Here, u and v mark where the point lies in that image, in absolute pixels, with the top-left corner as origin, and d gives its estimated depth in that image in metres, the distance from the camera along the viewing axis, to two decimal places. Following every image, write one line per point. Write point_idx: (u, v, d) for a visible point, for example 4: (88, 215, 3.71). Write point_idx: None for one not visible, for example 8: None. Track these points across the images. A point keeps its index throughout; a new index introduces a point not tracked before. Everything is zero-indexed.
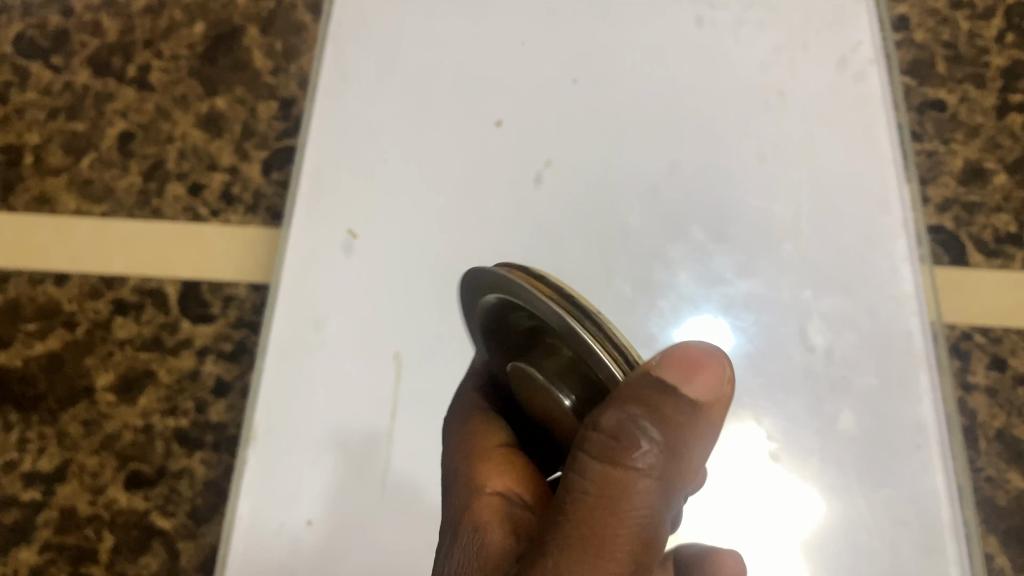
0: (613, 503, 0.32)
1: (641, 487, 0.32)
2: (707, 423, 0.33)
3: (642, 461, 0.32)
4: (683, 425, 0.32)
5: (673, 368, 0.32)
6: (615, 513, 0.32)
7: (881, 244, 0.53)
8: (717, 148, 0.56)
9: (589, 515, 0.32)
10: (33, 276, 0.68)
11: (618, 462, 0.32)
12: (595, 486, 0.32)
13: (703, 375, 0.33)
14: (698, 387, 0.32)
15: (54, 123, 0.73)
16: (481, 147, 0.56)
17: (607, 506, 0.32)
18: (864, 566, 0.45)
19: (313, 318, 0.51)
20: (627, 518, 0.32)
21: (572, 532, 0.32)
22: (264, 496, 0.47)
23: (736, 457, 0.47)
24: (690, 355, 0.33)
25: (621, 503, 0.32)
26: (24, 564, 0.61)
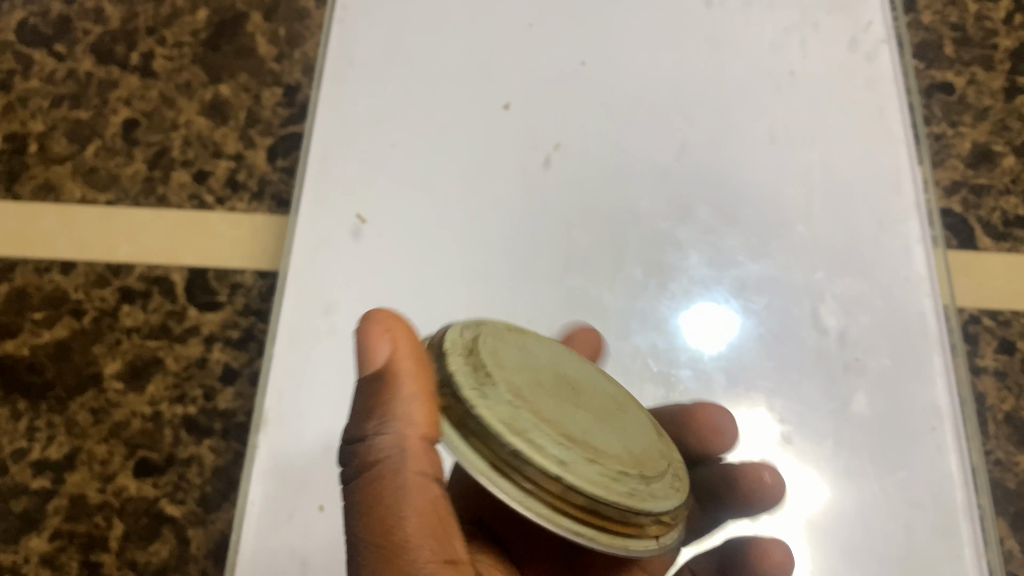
0: (365, 503, 0.33)
1: (393, 470, 0.33)
2: (410, 377, 0.33)
3: (386, 447, 0.33)
4: (400, 407, 0.33)
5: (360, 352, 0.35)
6: (389, 505, 0.33)
7: (893, 225, 0.52)
8: (727, 131, 0.55)
9: (365, 525, 0.33)
10: (39, 264, 0.68)
11: (360, 469, 0.34)
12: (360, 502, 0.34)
13: (377, 351, 0.34)
14: (369, 363, 0.34)
15: (58, 112, 0.73)
16: (490, 131, 0.55)
17: (371, 509, 0.33)
18: (880, 550, 0.44)
19: (322, 304, 0.50)
20: (390, 509, 0.33)
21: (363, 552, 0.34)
22: (276, 483, 0.46)
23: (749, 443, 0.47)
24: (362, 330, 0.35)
25: (379, 499, 0.33)
26: (34, 552, 0.61)
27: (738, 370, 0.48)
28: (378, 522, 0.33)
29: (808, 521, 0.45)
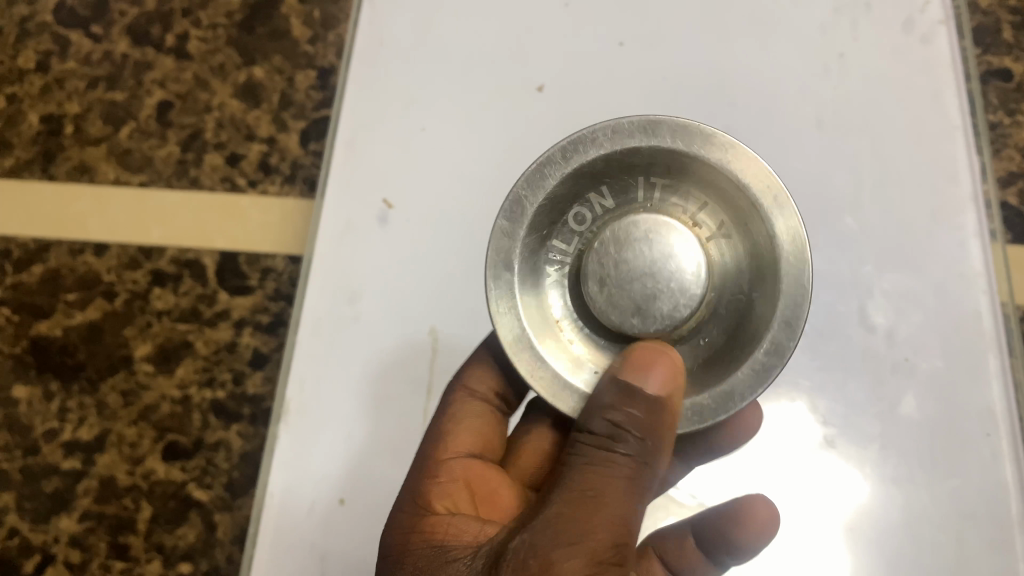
0: (603, 470, 0.38)
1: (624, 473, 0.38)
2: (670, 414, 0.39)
3: (615, 464, 0.38)
4: (651, 417, 0.38)
5: (630, 373, 0.38)
6: (595, 496, 0.38)
7: (948, 218, 0.49)
8: (771, 116, 0.53)
9: (568, 505, 0.37)
10: (72, 246, 0.67)
11: (597, 430, 0.39)
12: (587, 457, 0.39)
13: (660, 376, 0.38)
14: (651, 385, 0.38)
15: (93, 93, 0.72)
16: (523, 114, 0.53)
17: (597, 473, 0.38)
18: (925, 561, 0.43)
19: (346, 290, 0.49)
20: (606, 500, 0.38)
21: (565, 515, 0.37)
22: (296, 474, 0.45)
23: (788, 442, 0.46)
24: (644, 358, 0.38)
25: (600, 492, 0.38)
26: (65, 532, 0.61)
27: None
28: (571, 517, 0.37)
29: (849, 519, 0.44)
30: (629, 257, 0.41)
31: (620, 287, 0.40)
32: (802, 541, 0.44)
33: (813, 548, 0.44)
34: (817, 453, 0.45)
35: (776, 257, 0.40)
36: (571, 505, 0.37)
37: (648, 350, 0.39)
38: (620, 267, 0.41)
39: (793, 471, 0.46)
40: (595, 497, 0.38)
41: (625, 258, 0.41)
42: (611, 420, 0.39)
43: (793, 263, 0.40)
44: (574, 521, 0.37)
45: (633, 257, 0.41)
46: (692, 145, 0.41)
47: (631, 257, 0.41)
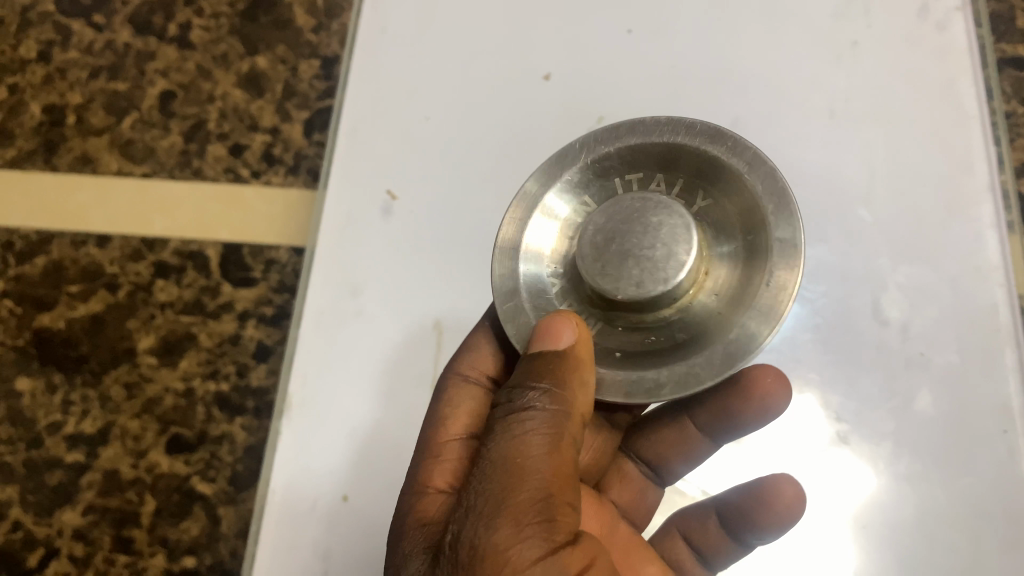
0: (520, 435, 0.36)
1: (544, 432, 0.36)
2: (585, 370, 0.37)
3: (530, 423, 0.36)
4: (558, 376, 0.36)
5: (540, 342, 0.37)
6: (515, 460, 0.35)
7: (965, 209, 0.48)
8: (782, 104, 0.52)
9: (486, 476, 0.35)
10: (75, 237, 0.67)
11: (510, 402, 0.37)
12: (504, 430, 0.37)
13: (559, 338, 0.36)
14: (551, 347, 0.36)
15: (96, 83, 0.72)
16: (530, 103, 0.52)
17: (513, 440, 0.36)
18: (941, 561, 0.42)
19: (349, 284, 0.48)
20: (529, 463, 0.35)
21: (484, 488, 0.35)
22: (298, 471, 0.45)
23: (798, 438, 0.46)
24: (546, 327, 0.37)
25: (522, 457, 0.35)
26: (68, 525, 0.61)
27: (790, 362, 0.47)
28: (492, 488, 0.35)
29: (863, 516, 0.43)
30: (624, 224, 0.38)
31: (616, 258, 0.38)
32: (809, 535, 0.44)
33: (819, 542, 0.43)
34: (827, 450, 0.45)
35: (766, 204, 0.38)
36: (489, 477, 0.35)
37: (555, 320, 0.37)
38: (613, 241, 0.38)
39: (802, 466, 0.45)
40: (515, 461, 0.35)
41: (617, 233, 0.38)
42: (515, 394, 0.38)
43: (781, 194, 0.37)
44: (497, 492, 0.35)
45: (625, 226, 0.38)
46: (657, 132, 0.41)
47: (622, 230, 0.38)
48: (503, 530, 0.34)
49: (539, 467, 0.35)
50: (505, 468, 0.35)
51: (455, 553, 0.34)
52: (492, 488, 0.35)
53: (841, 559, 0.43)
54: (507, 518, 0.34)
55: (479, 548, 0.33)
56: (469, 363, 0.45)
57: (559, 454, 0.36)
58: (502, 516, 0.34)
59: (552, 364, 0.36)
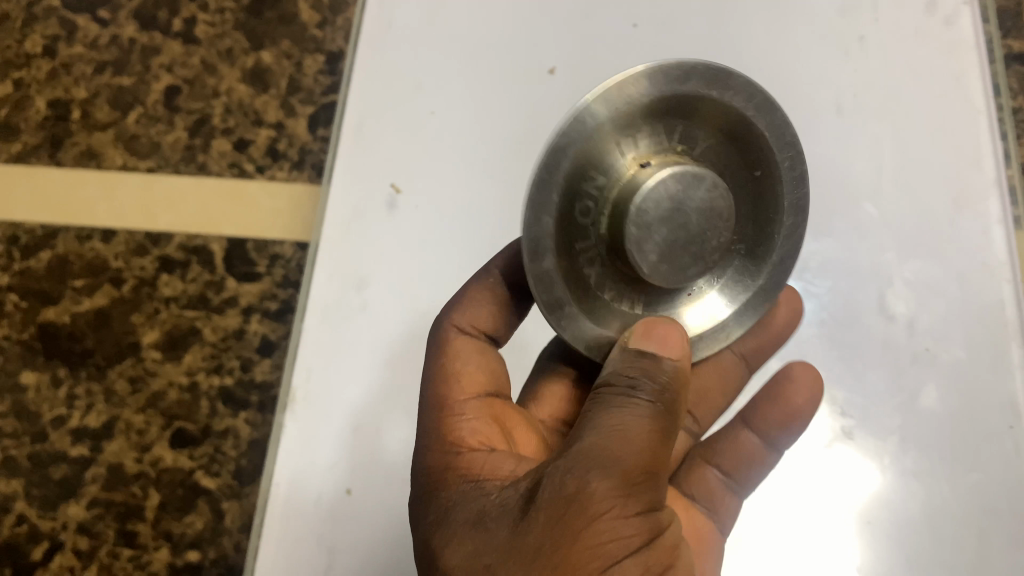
0: (628, 410, 0.37)
1: (654, 416, 0.37)
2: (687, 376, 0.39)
3: (638, 407, 0.37)
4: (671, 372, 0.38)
5: (649, 341, 0.39)
6: (624, 429, 0.36)
7: (972, 205, 0.48)
8: (789, 99, 0.51)
9: (597, 437, 0.36)
10: (80, 232, 0.67)
11: (620, 377, 0.38)
12: (612, 401, 0.37)
13: (672, 336, 0.39)
14: (670, 343, 0.39)
15: (100, 78, 0.71)
16: (536, 97, 0.52)
17: (621, 412, 0.37)
18: (948, 558, 0.42)
19: (354, 277, 0.48)
20: (638, 438, 0.36)
21: (591, 445, 0.35)
22: (302, 465, 0.44)
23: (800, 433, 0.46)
24: (648, 328, 0.39)
25: (631, 431, 0.36)
26: (73, 519, 0.61)
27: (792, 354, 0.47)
28: (601, 449, 0.35)
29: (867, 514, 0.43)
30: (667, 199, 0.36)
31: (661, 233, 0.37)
32: (813, 528, 0.43)
33: (823, 534, 0.43)
34: (829, 446, 0.45)
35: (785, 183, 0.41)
36: (599, 439, 0.36)
37: (646, 322, 0.40)
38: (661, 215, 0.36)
39: (804, 461, 0.45)
40: (626, 432, 0.36)
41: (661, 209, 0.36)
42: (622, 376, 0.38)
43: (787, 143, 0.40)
44: (607, 453, 0.35)
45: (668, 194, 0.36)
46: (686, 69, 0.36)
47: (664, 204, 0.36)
48: (609, 489, 0.34)
49: (645, 443, 0.36)
50: (617, 437, 0.36)
51: (549, 500, 0.34)
52: (602, 449, 0.35)
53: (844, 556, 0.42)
54: (613, 477, 0.34)
55: (581, 498, 0.33)
56: (459, 316, 0.45)
57: (663, 442, 0.37)
58: (610, 475, 0.34)
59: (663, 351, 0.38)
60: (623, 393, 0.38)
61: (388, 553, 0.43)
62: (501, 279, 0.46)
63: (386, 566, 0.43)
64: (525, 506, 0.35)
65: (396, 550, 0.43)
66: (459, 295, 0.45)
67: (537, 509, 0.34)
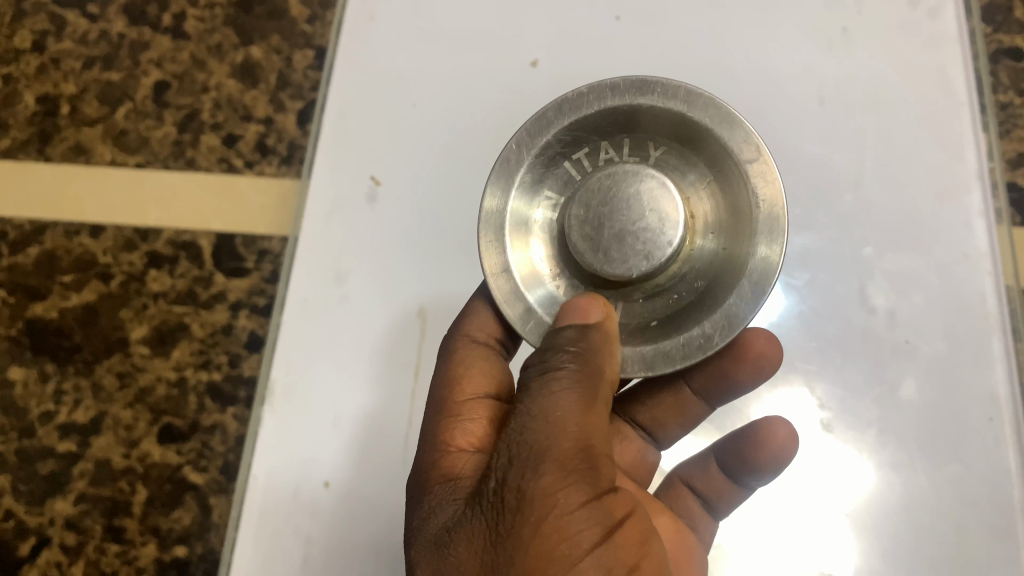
0: (550, 392, 0.38)
1: (578, 390, 0.38)
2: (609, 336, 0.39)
3: (561, 383, 0.38)
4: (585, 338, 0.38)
5: (568, 316, 0.39)
6: (548, 414, 0.37)
7: (954, 197, 0.48)
8: (775, 92, 0.51)
9: (525, 428, 0.37)
10: (68, 227, 0.66)
11: (536, 361, 0.39)
12: (536, 386, 0.38)
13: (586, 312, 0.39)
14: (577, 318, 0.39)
15: (90, 74, 0.71)
16: (519, 90, 0.52)
17: (545, 395, 0.38)
18: (927, 551, 0.42)
19: (333, 270, 0.48)
20: (563, 421, 0.37)
21: (520, 441, 0.37)
22: (281, 457, 0.45)
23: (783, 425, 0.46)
24: (572, 305, 0.39)
25: (556, 414, 0.37)
26: (60, 515, 0.61)
27: None
28: (529, 442, 0.36)
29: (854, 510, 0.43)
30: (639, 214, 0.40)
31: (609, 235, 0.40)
32: (797, 521, 0.43)
33: (807, 527, 0.43)
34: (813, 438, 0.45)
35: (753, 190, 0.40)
36: (527, 431, 0.37)
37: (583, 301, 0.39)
38: (614, 222, 0.40)
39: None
40: (551, 417, 0.37)
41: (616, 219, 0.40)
42: (541, 359, 0.39)
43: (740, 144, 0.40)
44: (533, 447, 0.36)
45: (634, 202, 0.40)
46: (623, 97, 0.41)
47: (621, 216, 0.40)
48: (539, 482, 0.35)
49: (571, 423, 0.37)
50: (542, 425, 0.37)
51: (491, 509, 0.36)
52: (529, 444, 0.36)
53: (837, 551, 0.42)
54: (541, 470, 0.35)
55: (517, 498, 0.35)
56: (469, 325, 0.45)
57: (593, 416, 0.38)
58: (539, 468, 0.35)
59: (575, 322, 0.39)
60: (546, 374, 0.38)
61: (365, 546, 0.43)
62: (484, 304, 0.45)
63: (364, 557, 0.43)
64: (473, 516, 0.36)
65: (375, 542, 0.43)
66: (466, 306, 0.46)
67: (492, 507, 0.36)
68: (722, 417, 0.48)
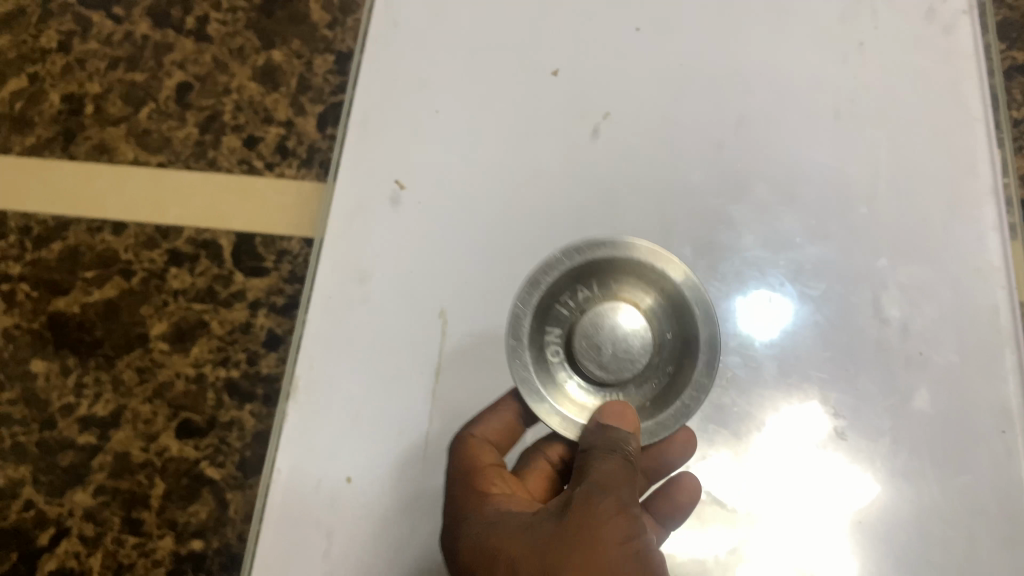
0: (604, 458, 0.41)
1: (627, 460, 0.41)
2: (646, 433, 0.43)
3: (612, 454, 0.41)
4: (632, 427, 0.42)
5: (608, 412, 0.43)
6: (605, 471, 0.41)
7: (968, 212, 0.49)
8: (787, 103, 0.52)
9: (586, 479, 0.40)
10: (91, 224, 0.68)
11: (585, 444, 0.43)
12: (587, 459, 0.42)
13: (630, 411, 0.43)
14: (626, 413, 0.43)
15: (114, 74, 0.73)
16: (539, 98, 0.53)
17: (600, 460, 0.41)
18: (936, 558, 0.43)
19: (357, 271, 0.49)
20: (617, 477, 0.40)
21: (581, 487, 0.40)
22: (304, 452, 0.46)
23: (786, 439, 0.45)
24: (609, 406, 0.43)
25: (611, 473, 0.40)
26: (79, 506, 0.62)
27: (790, 357, 0.47)
28: (591, 486, 0.40)
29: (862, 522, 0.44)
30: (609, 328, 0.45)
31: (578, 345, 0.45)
32: (802, 527, 0.44)
33: (811, 534, 0.43)
34: (812, 451, 0.45)
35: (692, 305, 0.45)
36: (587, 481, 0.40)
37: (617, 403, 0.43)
38: (604, 339, 0.45)
39: (787, 465, 0.45)
40: (608, 472, 0.40)
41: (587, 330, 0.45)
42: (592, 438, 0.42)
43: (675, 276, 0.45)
44: (596, 488, 0.40)
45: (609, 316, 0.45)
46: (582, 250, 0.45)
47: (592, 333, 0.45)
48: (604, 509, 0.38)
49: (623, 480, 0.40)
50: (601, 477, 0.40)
51: (557, 531, 0.38)
52: (591, 486, 0.40)
53: (842, 559, 0.43)
54: (605, 501, 0.39)
55: (583, 516, 0.38)
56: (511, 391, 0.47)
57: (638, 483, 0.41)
58: (603, 499, 0.39)
59: (616, 414, 0.43)
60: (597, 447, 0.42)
61: (385, 541, 0.44)
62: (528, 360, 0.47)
63: (383, 551, 0.44)
64: (536, 541, 0.38)
65: (395, 537, 0.44)
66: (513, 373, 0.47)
67: (548, 538, 0.38)
68: (737, 423, 0.46)
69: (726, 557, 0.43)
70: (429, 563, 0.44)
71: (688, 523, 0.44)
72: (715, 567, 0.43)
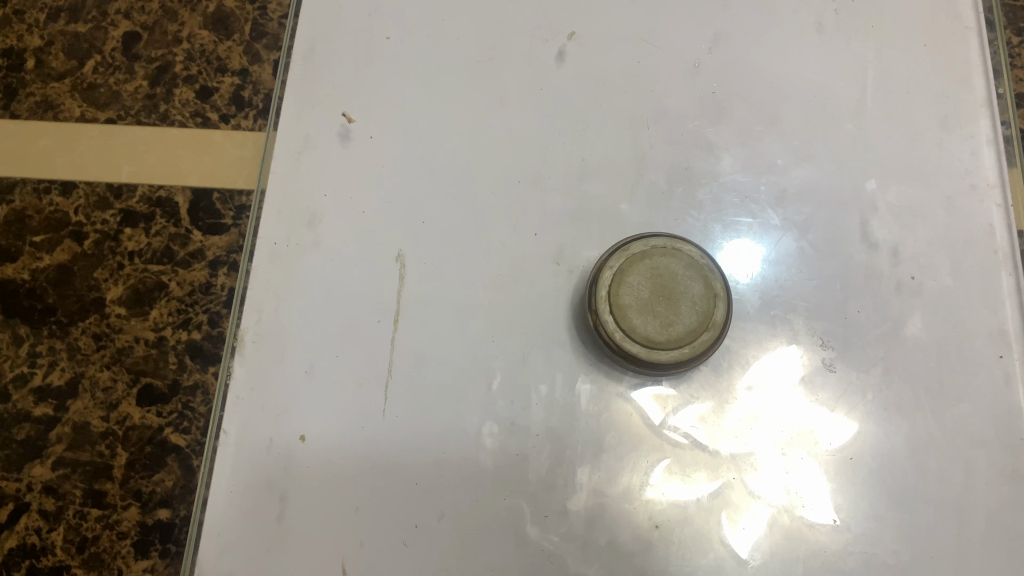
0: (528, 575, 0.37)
1: None
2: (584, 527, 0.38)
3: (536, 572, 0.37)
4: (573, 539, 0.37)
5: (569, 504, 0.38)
6: None
7: (961, 125, 0.46)
8: (768, 25, 0.49)
9: None
10: (38, 184, 0.62)
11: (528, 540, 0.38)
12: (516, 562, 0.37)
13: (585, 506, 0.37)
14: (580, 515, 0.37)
15: (55, 25, 0.67)
16: (501, 24, 0.49)
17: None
18: (933, 493, 0.40)
19: (306, 213, 0.46)
20: None
21: None
22: (255, 410, 0.42)
23: (772, 387, 0.42)
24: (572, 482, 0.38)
25: None
26: (37, 480, 0.55)
27: (773, 291, 0.43)
28: None
29: (845, 459, 0.41)
30: (662, 289, 0.40)
31: (687, 266, 0.41)
32: (791, 465, 0.40)
33: (801, 471, 0.40)
34: (795, 388, 0.42)
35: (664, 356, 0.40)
36: None
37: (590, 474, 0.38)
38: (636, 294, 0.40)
39: (776, 410, 0.41)
40: None
41: (689, 285, 0.40)
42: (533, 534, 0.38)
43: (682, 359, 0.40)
44: None
45: (674, 309, 0.40)
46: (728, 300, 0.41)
47: (682, 279, 0.40)
48: None
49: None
50: None
51: None
52: None
53: (827, 498, 0.40)
54: None
55: None
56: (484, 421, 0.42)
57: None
58: None
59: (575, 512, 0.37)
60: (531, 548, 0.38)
61: (343, 501, 0.41)
62: (510, 369, 0.42)
63: (341, 513, 0.41)
64: None
65: (357, 497, 0.41)
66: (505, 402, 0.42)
67: None
68: (717, 359, 0.42)
69: (710, 501, 0.40)
70: (393, 521, 0.41)
71: (669, 469, 0.40)
72: (697, 513, 0.40)
